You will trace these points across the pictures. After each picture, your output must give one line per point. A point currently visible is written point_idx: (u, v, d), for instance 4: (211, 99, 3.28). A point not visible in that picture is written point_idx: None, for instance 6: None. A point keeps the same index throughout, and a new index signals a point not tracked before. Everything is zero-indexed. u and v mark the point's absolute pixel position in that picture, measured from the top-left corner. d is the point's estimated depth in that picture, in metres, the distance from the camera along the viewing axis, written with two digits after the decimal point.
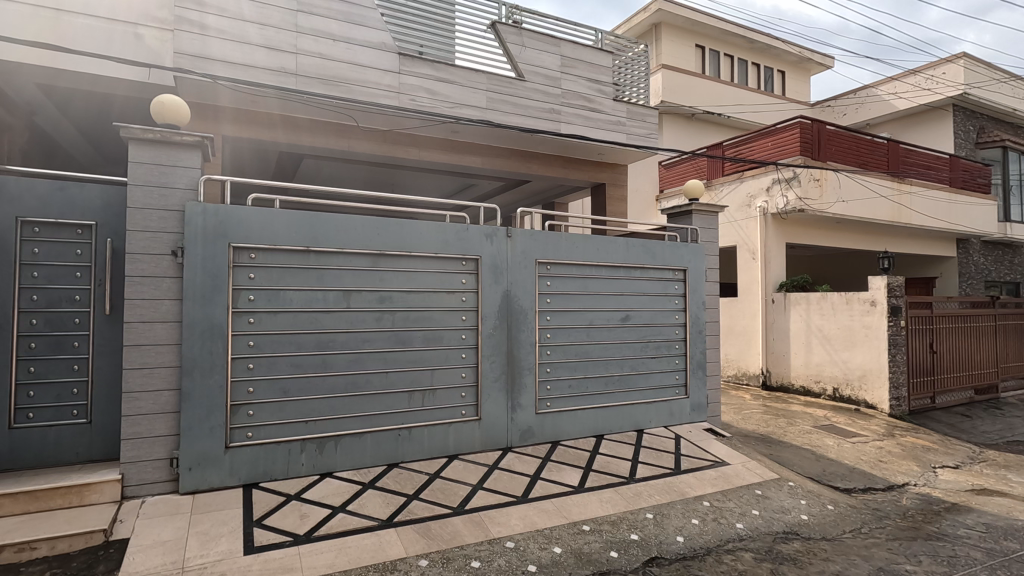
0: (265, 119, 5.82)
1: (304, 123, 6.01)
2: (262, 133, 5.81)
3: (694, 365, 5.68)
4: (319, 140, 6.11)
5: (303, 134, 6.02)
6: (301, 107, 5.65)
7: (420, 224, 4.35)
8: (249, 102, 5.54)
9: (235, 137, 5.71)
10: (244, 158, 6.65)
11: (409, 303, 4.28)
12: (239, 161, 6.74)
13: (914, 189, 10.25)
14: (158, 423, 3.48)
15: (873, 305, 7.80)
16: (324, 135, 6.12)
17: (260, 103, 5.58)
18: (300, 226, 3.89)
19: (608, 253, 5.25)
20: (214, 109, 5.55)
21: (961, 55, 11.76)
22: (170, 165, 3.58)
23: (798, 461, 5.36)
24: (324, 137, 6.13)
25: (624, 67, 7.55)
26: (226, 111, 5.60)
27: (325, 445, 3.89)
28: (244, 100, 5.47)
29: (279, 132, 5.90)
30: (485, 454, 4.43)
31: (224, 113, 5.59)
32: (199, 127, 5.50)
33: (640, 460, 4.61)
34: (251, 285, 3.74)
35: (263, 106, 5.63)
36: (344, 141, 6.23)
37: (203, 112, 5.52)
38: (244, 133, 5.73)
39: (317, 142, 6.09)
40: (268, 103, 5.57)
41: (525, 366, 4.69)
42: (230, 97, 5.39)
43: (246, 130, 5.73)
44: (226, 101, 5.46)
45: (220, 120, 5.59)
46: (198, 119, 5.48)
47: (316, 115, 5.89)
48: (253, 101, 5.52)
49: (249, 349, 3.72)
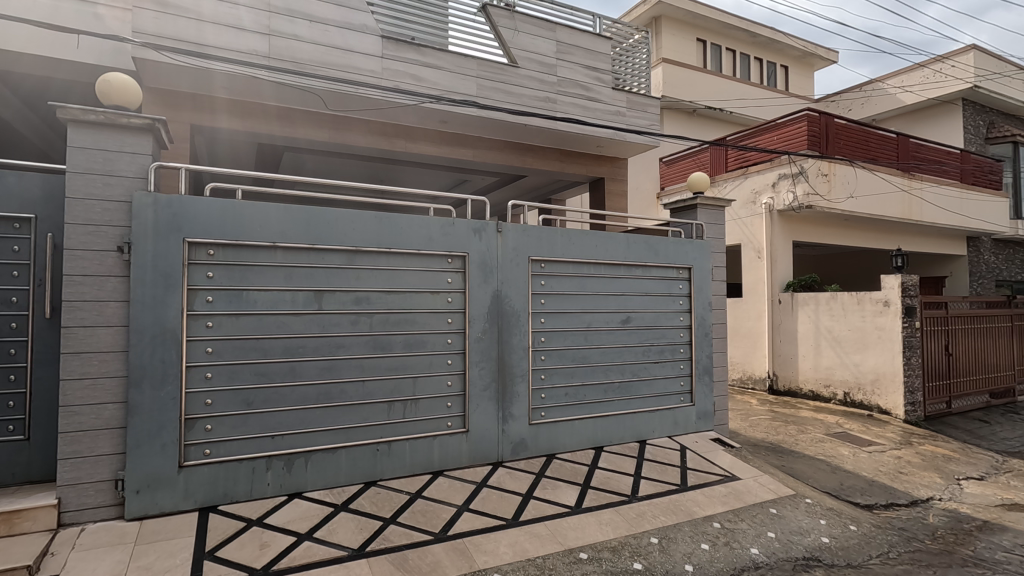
0: (260, 110, 5.52)
1: (299, 114, 5.71)
2: (258, 125, 5.52)
3: (700, 370, 5.30)
4: (314, 132, 5.79)
5: (298, 127, 5.71)
6: (295, 96, 5.35)
7: (401, 218, 3.95)
8: (244, 93, 5.26)
9: (229, 128, 5.43)
10: (222, 151, 6.28)
11: (389, 305, 3.90)
12: (217, 154, 6.38)
13: (925, 185, 9.86)
14: (101, 440, 3.09)
15: (886, 305, 7.42)
16: (319, 128, 5.80)
17: (257, 94, 5.29)
18: (264, 219, 3.50)
19: (607, 249, 4.85)
20: (207, 99, 5.27)
21: (971, 47, 11.40)
22: (117, 151, 3.20)
23: (812, 474, 4.97)
24: (318, 129, 5.80)
25: (623, 56, 7.19)
26: (221, 101, 5.31)
27: (294, 462, 3.51)
28: (239, 90, 5.19)
29: (275, 124, 5.60)
30: (473, 470, 4.04)
31: (220, 104, 5.32)
32: (192, 118, 5.22)
33: (643, 476, 4.22)
34: (209, 285, 3.36)
35: (258, 96, 5.33)
36: (339, 133, 5.90)
37: (197, 104, 5.24)
38: (241, 126, 5.46)
39: (312, 135, 5.78)
40: (265, 94, 5.27)
41: (517, 373, 4.30)
42: (227, 86, 5.10)
43: (242, 122, 5.45)
44: (221, 91, 5.18)
45: (214, 111, 5.32)
46: (193, 111, 5.22)
47: (311, 106, 5.58)
48: (249, 92, 5.23)
49: (207, 356, 3.34)
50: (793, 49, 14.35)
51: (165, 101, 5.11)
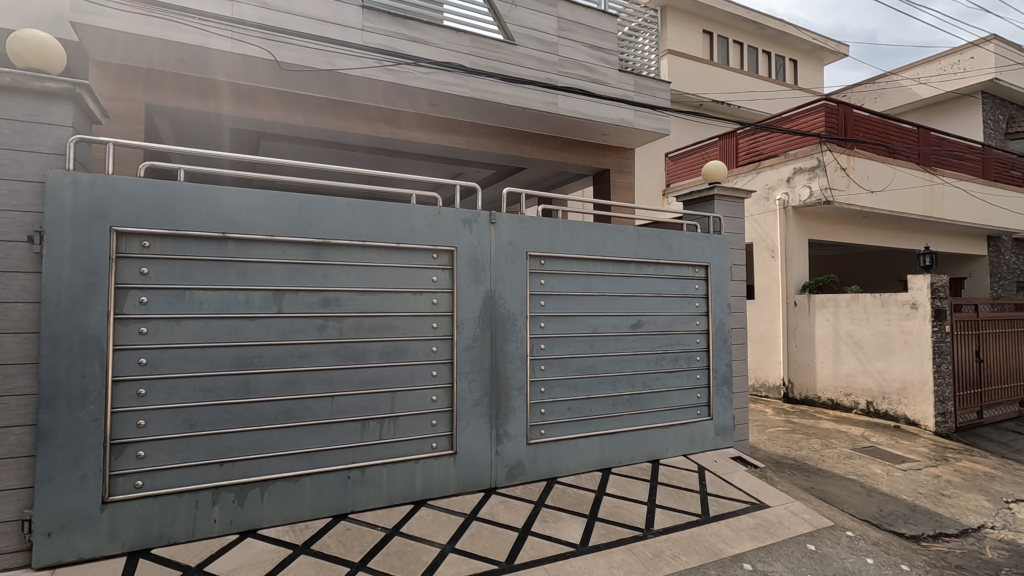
0: (263, 97, 5.16)
1: (300, 99, 5.31)
2: (261, 113, 5.16)
3: (719, 381, 4.75)
4: (316, 120, 5.40)
5: (301, 114, 5.32)
6: (297, 79, 4.98)
7: (375, 206, 3.38)
8: (246, 77, 4.89)
9: (235, 117, 5.12)
10: (202, 137, 5.82)
11: (363, 308, 3.34)
12: (199, 142, 5.92)
13: (947, 181, 9.30)
14: (6, 472, 2.54)
15: (914, 308, 6.87)
16: (320, 115, 5.40)
17: (258, 78, 4.92)
18: (212, 205, 2.94)
19: (615, 244, 4.29)
20: (209, 84, 4.94)
21: (991, 38, 10.86)
22: (27, 121, 2.66)
23: (846, 498, 4.42)
24: (317, 116, 5.39)
25: (629, 38, 6.65)
26: (225, 86, 4.97)
27: (247, 494, 2.96)
28: (242, 74, 4.83)
29: (279, 111, 5.23)
30: (462, 498, 3.49)
31: (223, 88, 4.99)
32: (193, 105, 4.89)
33: (657, 504, 3.66)
34: (142, 285, 2.80)
35: (259, 81, 4.96)
36: (342, 122, 5.51)
37: (200, 90, 4.92)
38: (246, 113, 5.10)
39: (312, 123, 5.38)
40: (268, 77, 4.91)
41: (512, 385, 3.75)
42: (228, 69, 4.75)
43: (247, 109, 5.10)
44: (224, 76, 4.83)
45: (218, 98, 4.99)
46: (195, 97, 4.90)
47: (315, 90, 5.19)
48: (251, 76, 4.87)
49: (140, 368, 2.78)
50: (803, 42, 13.84)
51: (169, 85, 4.79)
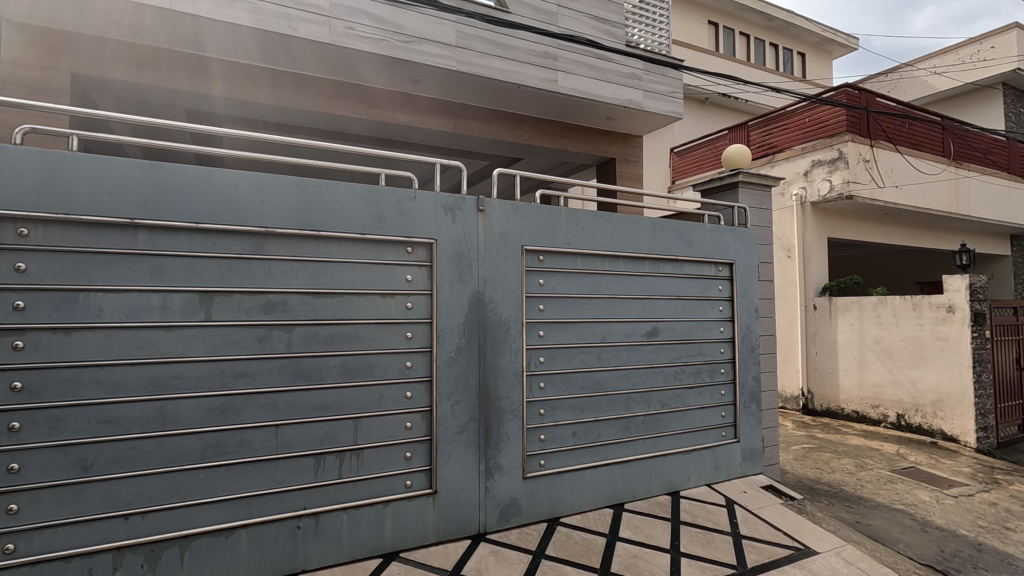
0: (256, 77, 4.74)
1: (292, 79, 4.86)
2: (252, 93, 4.71)
3: (746, 397, 4.10)
4: (310, 102, 4.93)
5: (293, 97, 4.86)
6: (289, 56, 4.53)
7: (334, 188, 2.72)
8: (239, 56, 4.48)
9: (227, 99, 4.69)
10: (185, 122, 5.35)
11: (318, 315, 2.68)
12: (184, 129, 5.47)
13: (972, 174, 8.66)
14: None
15: (950, 312, 6.25)
16: (314, 97, 4.94)
17: (249, 55, 4.48)
18: (117, 182, 2.29)
19: (627, 237, 3.64)
20: (201, 61, 4.52)
21: (1012, 26, 10.10)
22: None
23: (900, 535, 3.76)
24: (310, 98, 4.93)
25: (636, 12, 6.02)
26: (216, 65, 4.57)
27: (162, 554, 2.30)
28: (235, 51, 4.40)
29: (272, 92, 4.78)
30: (443, 549, 2.82)
31: (215, 68, 4.58)
32: (186, 84, 4.49)
33: (683, 552, 2.98)
34: (18, 284, 2.14)
35: (249, 58, 4.50)
36: (338, 107, 5.04)
37: (191, 66, 4.51)
38: (238, 95, 4.68)
39: (305, 105, 4.92)
40: (260, 54, 4.46)
41: (505, 407, 3.09)
42: (219, 45, 4.31)
43: (239, 92, 4.69)
44: (216, 54, 4.42)
45: (210, 78, 4.58)
46: (187, 77, 4.50)
47: (308, 70, 4.75)
48: (242, 53, 4.44)
49: (13, 396, 2.12)
50: (812, 35, 13.24)
51: (162, 65, 4.42)
